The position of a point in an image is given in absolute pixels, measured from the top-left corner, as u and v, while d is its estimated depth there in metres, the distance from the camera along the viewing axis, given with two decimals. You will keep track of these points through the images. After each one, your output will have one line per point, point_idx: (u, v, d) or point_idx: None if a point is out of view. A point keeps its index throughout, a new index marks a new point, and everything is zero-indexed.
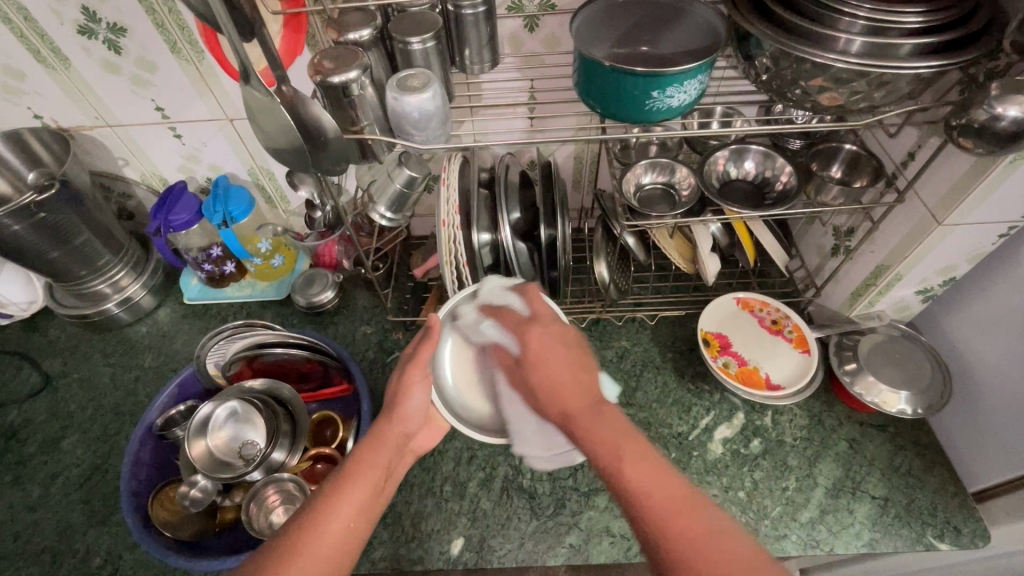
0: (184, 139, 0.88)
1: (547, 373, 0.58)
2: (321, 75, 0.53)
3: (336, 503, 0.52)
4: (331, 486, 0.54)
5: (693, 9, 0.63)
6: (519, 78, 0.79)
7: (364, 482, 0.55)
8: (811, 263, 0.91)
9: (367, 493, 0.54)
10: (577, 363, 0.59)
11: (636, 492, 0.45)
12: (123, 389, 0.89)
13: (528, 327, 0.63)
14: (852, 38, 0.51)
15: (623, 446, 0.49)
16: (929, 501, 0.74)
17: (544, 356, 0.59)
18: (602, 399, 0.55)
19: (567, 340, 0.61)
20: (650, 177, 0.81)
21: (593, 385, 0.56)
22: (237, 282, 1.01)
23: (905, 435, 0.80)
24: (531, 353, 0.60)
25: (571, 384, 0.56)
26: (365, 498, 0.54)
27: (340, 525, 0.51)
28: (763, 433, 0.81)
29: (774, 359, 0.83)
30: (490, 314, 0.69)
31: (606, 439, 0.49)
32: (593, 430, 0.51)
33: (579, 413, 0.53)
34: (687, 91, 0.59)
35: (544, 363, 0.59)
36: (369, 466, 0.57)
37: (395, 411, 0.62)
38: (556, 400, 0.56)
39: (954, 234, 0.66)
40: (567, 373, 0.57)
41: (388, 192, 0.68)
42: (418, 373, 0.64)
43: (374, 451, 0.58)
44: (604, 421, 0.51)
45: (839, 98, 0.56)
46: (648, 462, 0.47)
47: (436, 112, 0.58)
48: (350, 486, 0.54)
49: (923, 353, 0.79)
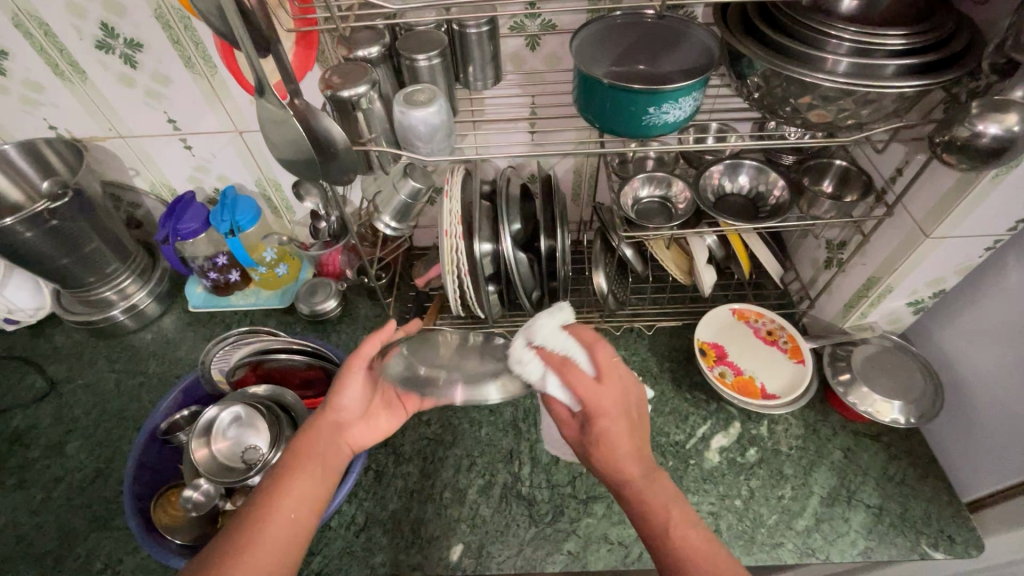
0: (194, 151, 0.90)
1: (617, 444, 0.55)
2: (331, 90, 0.55)
3: (276, 498, 0.54)
4: (271, 485, 0.55)
5: (692, 36, 0.66)
6: (521, 94, 0.82)
7: (305, 476, 0.56)
8: (805, 276, 0.93)
9: (306, 483, 0.56)
10: (637, 426, 0.57)
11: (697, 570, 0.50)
12: (128, 394, 0.91)
13: (605, 395, 0.55)
14: (839, 59, 0.54)
15: (665, 529, 0.53)
16: (923, 510, 0.75)
17: (616, 427, 0.55)
18: (653, 462, 0.57)
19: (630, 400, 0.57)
20: (648, 190, 0.83)
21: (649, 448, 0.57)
22: (241, 290, 1.03)
23: (899, 445, 0.81)
24: (602, 420, 0.55)
25: (634, 453, 0.55)
26: (305, 488, 0.55)
27: (282, 520, 0.52)
28: (759, 442, 0.82)
29: (769, 368, 0.85)
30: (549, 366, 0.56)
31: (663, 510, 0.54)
32: (653, 509, 0.54)
33: (638, 481, 0.55)
34: (683, 108, 0.61)
35: (616, 439, 0.55)
36: (310, 460, 0.58)
37: (332, 405, 0.62)
38: (614, 467, 0.55)
39: (942, 247, 0.68)
40: (633, 441, 0.55)
41: (392, 203, 0.70)
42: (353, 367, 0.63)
43: (312, 446, 0.59)
44: (653, 495, 0.54)
45: (827, 115, 0.59)
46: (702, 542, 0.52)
47: (441, 126, 0.60)
48: (290, 481, 0.55)
49: (914, 363, 0.80)
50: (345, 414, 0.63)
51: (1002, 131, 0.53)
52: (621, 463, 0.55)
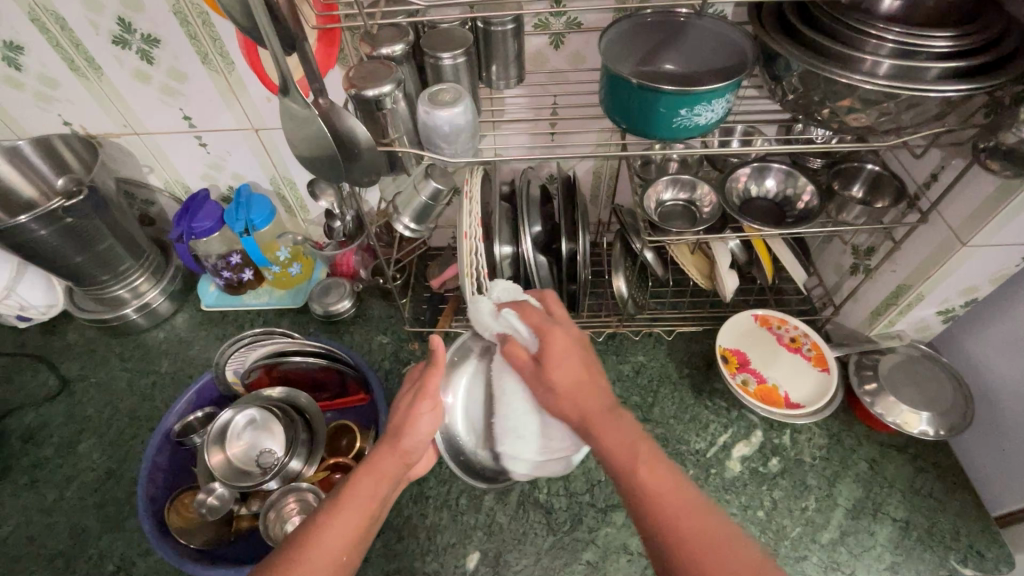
0: (209, 148, 0.89)
1: (559, 374, 0.55)
2: (356, 88, 0.54)
3: (324, 532, 0.51)
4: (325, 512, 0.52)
5: (693, 25, 0.64)
6: (542, 94, 0.80)
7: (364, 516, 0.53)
8: (829, 281, 0.91)
9: (358, 519, 0.52)
10: (590, 364, 0.57)
11: (654, 497, 0.47)
12: (140, 393, 0.90)
13: (552, 327, 0.58)
14: (879, 61, 0.52)
15: (618, 456, 0.50)
16: (951, 524, 0.73)
17: (564, 356, 0.56)
18: (618, 402, 0.55)
19: (582, 347, 0.58)
20: (672, 194, 0.82)
21: (607, 386, 0.56)
22: (254, 289, 1.02)
23: (926, 457, 0.79)
24: (551, 348, 0.57)
25: (584, 386, 0.55)
26: (354, 525, 0.52)
27: (326, 557, 0.49)
28: (782, 452, 0.80)
29: (793, 376, 0.83)
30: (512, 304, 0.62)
31: (619, 441, 0.50)
32: (611, 438, 0.51)
33: (596, 413, 0.53)
34: (715, 109, 0.59)
35: (561, 365, 0.56)
36: (365, 494, 0.54)
37: (398, 441, 0.57)
38: (566, 400, 0.54)
39: (978, 255, 0.66)
40: (584, 375, 0.56)
41: (413, 204, 0.69)
42: (426, 403, 0.58)
43: (371, 476, 0.55)
44: (612, 426, 0.52)
45: (866, 119, 0.57)
46: (663, 469, 0.49)
47: (466, 126, 0.59)
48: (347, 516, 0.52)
49: (943, 373, 0.79)
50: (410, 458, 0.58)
51: None
52: (573, 398, 0.54)
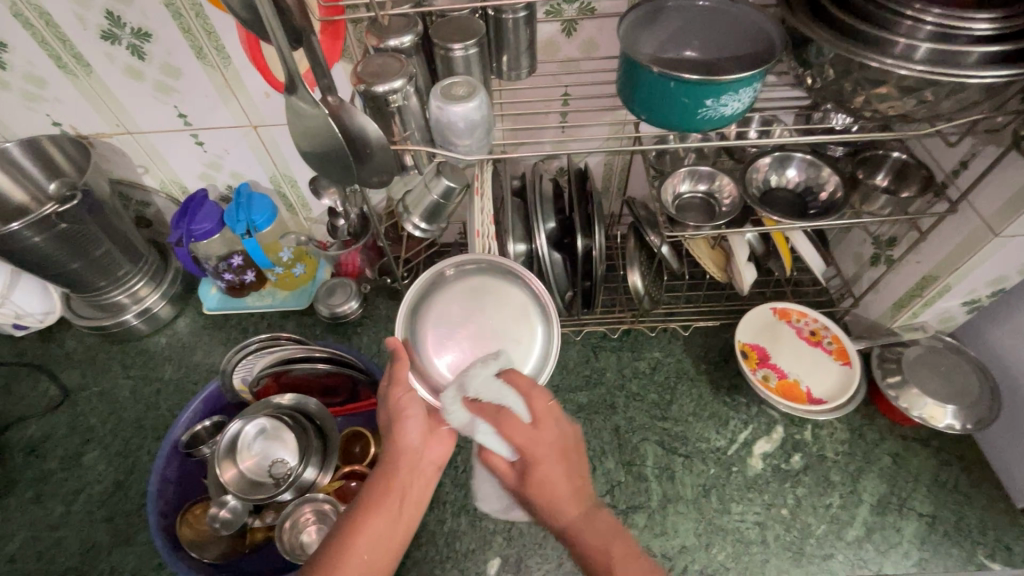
0: (206, 146, 0.85)
1: (550, 492, 0.50)
2: (365, 84, 0.51)
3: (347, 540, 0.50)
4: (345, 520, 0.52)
5: (665, 7, 0.61)
6: (553, 84, 0.77)
7: (379, 514, 0.51)
8: (848, 272, 0.89)
9: (379, 520, 0.51)
10: (571, 465, 0.52)
11: None
12: (144, 402, 0.87)
13: (535, 442, 0.51)
14: (916, 45, 0.49)
15: (595, 567, 0.47)
16: (978, 518, 0.72)
17: (546, 466, 0.51)
18: (595, 504, 0.51)
19: (568, 448, 0.53)
20: (689, 185, 0.79)
21: (590, 492, 0.51)
22: (257, 291, 0.99)
23: (950, 450, 0.78)
24: (534, 458, 0.51)
25: (566, 491, 0.50)
26: (377, 527, 0.51)
27: (353, 564, 0.48)
28: (804, 448, 0.79)
29: (814, 371, 0.81)
30: (482, 414, 0.53)
31: (598, 551, 0.47)
32: (590, 547, 0.48)
33: (573, 523, 0.49)
34: (742, 99, 0.56)
35: (547, 484, 0.50)
36: (378, 495, 0.52)
37: (395, 427, 0.56)
38: (555, 516, 0.50)
39: (1010, 246, 0.64)
40: (569, 483, 0.51)
41: (424, 202, 0.66)
42: (401, 389, 0.57)
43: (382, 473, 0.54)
44: (587, 535, 0.48)
45: (903, 106, 0.54)
46: (643, 574, 0.46)
47: (481, 121, 0.56)
48: (364, 521, 0.51)
49: (969, 366, 0.77)
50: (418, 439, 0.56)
51: None
52: (553, 507, 0.50)
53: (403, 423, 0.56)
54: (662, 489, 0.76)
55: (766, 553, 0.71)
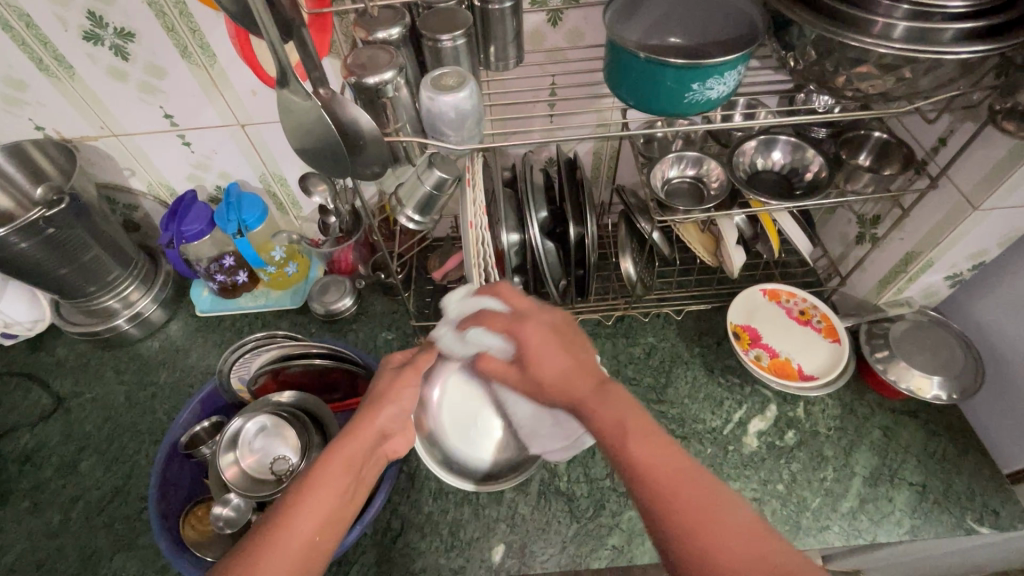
0: (193, 147, 0.85)
1: (543, 372, 0.54)
2: (356, 76, 0.51)
3: (301, 511, 0.49)
4: (294, 491, 0.51)
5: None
6: (539, 74, 0.77)
7: (336, 487, 0.52)
8: (834, 252, 0.91)
9: (337, 496, 0.52)
10: (572, 343, 0.56)
11: (653, 475, 0.45)
12: (140, 407, 0.87)
13: (522, 324, 0.56)
14: (894, 24, 0.50)
15: (607, 436, 0.49)
16: (966, 485, 0.75)
17: (534, 345, 0.55)
18: (603, 380, 0.53)
19: (558, 329, 0.57)
20: (677, 171, 0.80)
21: (591, 368, 0.54)
22: (249, 291, 0.99)
23: (937, 421, 0.80)
24: (528, 346, 0.55)
25: (572, 368, 0.53)
26: (334, 502, 0.51)
27: (303, 536, 0.48)
28: (797, 424, 0.81)
29: (805, 349, 0.83)
30: (473, 321, 0.60)
31: (609, 420, 0.49)
32: (601, 417, 0.50)
33: (581, 399, 0.52)
34: (727, 83, 0.57)
35: (542, 360, 0.54)
36: (341, 471, 0.53)
37: (376, 406, 0.59)
38: (556, 393, 0.53)
39: (989, 219, 0.66)
40: (567, 357, 0.54)
41: (417, 194, 0.66)
42: (412, 378, 0.61)
43: (349, 449, 0.55)
44: (599, 410, 0.50)
45: (883, 85, 0.56)
46: (654, 446, 0.46)
47: (472, 111, 0.56)
48: (320, 491, 0.51)
49: (954, 338, 0.79)
50: (389, 427, 0.59)
51: None
52: (558, 385, 0.53)
53: (395, 404, 0.59)
54: None
55: None
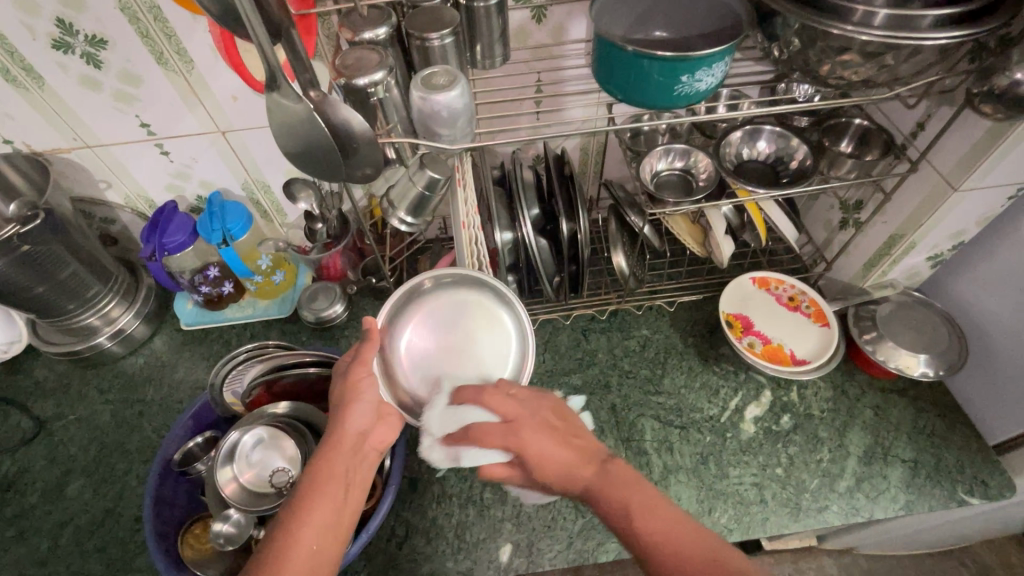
0: (172, 156, 0.82)
1: (548, 466, 0.55)
2: (346, 78, 0.50)
3: (295, 529, 0.49)
4: (288, 513, 0.51)
5: None
6: (525, 72, 0.77)
7: (324, 500, 0.52)
8: (819, 238, 0.93)
9: (326, 506, 0.51)
10: (567, 430, 0.59)
11: (667, 545, 0.48)
12: (127, 426, 0.84)
13: (517, 431, 0.58)
14: (875, 12, 0.52)
15: (614, 514, 0.51)
16: (955, 458, 0.77)
17: (530, 444, 0.57)
18: (605, 459, 0.56)
19: (551, 418, 0.60)
20: (665, 163, 0.80)
21: (591, 453, 0.57)
22: (235, 302, 0.96)
23: (925, 397, 0.83)
24: (527, 448, 0.56)
25: (572, 456, 0.56)
26: (324, 515, 0.51)
27: (303, 554, 0.48)
28: (792, 408, 0.82)
29: (795, 334, 0.84)
30: (455, 443, 0.61)
31: (617, 501, 0.52)
32: (610, 499, 0.52)
33: (587, 484, 0.54)
34: (715, 74, 0.58)
35: (544, 461, 0.56)
36: (324, 481, 0.53)
37: (343, 413, 0.57)
38: (565, 485, 0.55)
39: (968, 200, 0.68)
40: (563, 445, 0.57)
41: (409, 196, 0.65)
42: (363, 369, 0.60)
43: (327, 461, 0.54)
44: (608, 491, 0.53)
45: (865, 72, 0.57)
46: (663, 515, 0.50)
47: (464, 110, 0.55)
48: (308, 508, 0.51)
49: (937, 317, 0.81)
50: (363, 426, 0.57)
51: None
52: (563, 478, 0.55)
53: (357, 402, 0.58)
54: (662, 461, 0.78)
55: (766, 512, 0.73)
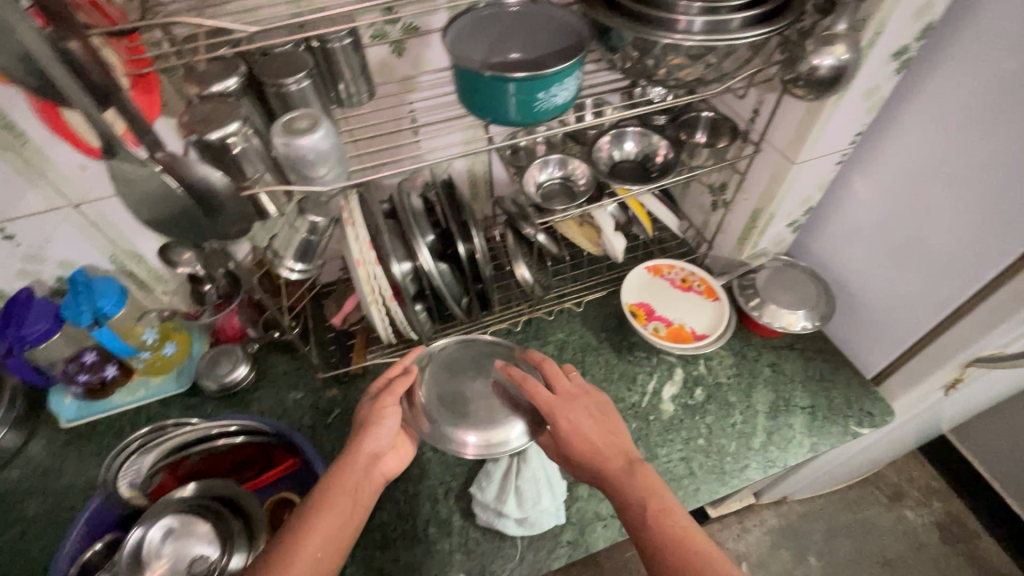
0: (19, 240, 0.74)
1: (581, 444, 0.65)
2: (197, 134, 0.48)
3: (311, 530, 0.57)
4: (304, 515, 0.59)
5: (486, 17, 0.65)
6: (397, 104, 0.78)
7: (333, 510, 0.59)
8: (697, 221, 1.02)
9: (335, 520, 0.59)
10: (615, 427, 0.68)
11: (658, 539, 0.57)
12: (8, 551, 0.73)
13: (559, 408, 0.68)
14: (693, 20, 0.58)
15: (627, 500, 0.61)
16: (843, 396, 0.87)
17: (579, 427, 0.66)
18: (634, 459, 0.64)
19: (596, 412, 0.69)
20: (547, 174, 0.84)
21: (625, 448, 0.66)
22: (124, 386, 0.88)
23: (810, 348, 0.92)
24: (569, 427, 0.66)
25: (606, 448, 0.65)
26: (332, 526, 0.58)
27: (308, 558, 0.55)
28: (702, 381, 0.88)
29: (693, 312, 0.91)
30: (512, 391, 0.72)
31: (637, 494, 0.60)
32: (623, 489, 0.61)
33: (612, 474, 0.63)
34: (568, 89, 0.63)
35: (582, 443, 0.65)
36: (337, 492, 0.61)
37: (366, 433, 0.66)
38: (590, 469, 0.64)
39: (805, 169, 0.78)
40: (602, 433, 0.66)
41: (293, 244, 0.64)
42: (390, 399, 0.70)
43: (343, 474, 0.62)
44: (629, 482, 0.62)
45: (696, 72, 0.63)
46: (670, 515, 0.58)
47: (332, 150, 0.55)
48: (319, 519, 0.58)
49: (806, 275, 0.92)
50: (377, 447, 0.67)
51: (835, 62, 0.60)
52: (591, 458, 0.64)
53: (379, 424, 0.67)
54: None
55: (697, 482, 0.78)
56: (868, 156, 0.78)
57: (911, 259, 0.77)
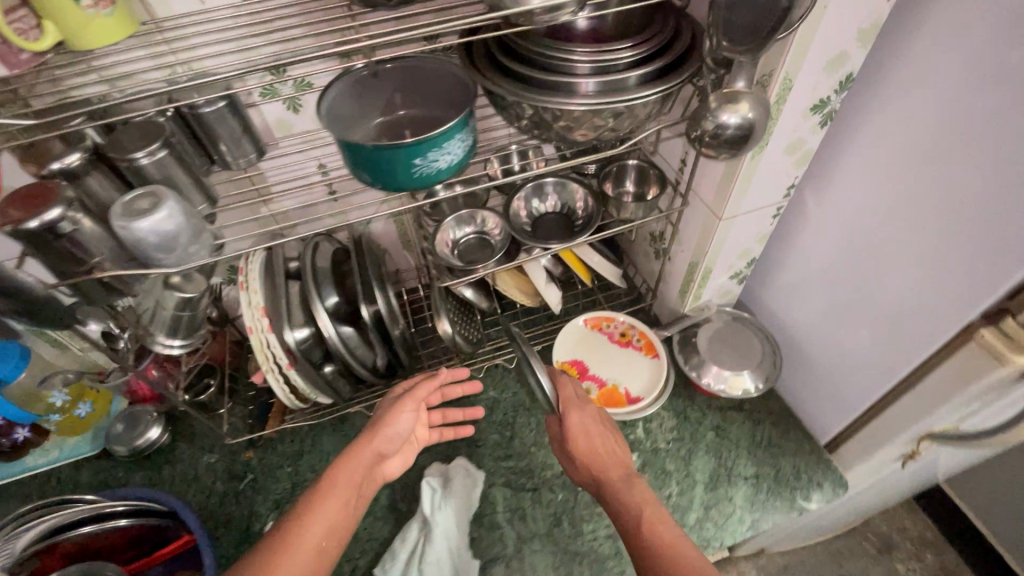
0: None
1: (584, 444, 0.66)
2: (12, 223, 0.45)
3: (309, 522, 0.57)
4: (304, 505, 0.59)
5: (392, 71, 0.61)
6: (304, 159, 0.75)
7: (332, 503, 0.60)
8: (643, 268, 0.96)
9: (336, 511, 0.60)
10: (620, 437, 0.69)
11: (651, 540, 0.56)
12: None
13: (572, 407, 0.69)
14: (586, 81, 0.53)
15: (621, 497, 0.61)
16: (792, 465, 0.79)
17: (586, 426, 0.67)
18: (632, 471, 0.65)
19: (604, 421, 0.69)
20: (461, 231, 0.79)
21: (627, 460, 0.66)
22: (37, 447, 0.85)
23: (759, 409, 0.85)
24: (576, 425, 0.67)
25: (606, 455, 0.66)
26: (332, 517, 0.59)
27: (309, 547, 0.56)
28: (639, 446, 0.82)
29: (629, 372, 0.85)
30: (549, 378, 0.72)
31: (633, 498, 0.61)
32: (620, 494, 0.62)
33: (613, 481, 0.63)
34: (451, 152, 0.57)
35: (588, 443, 0.66)
36: (340, 488, 0.61)
37: (377, 430, 0.66)
38: (588, 471, 0.65)
39: (736, 225, 0.72)
40: (608, 440, 0.67)
41: (164, 319, 0.60)
42: (409, 403, 0.68)
43: (352, 465, 0.63)
44: (625, 490, 0.62)
45: (591, 133, 0.58)
46: (663, 525, 0.58)
47: (181, 230, 0.51)
48: (317, 511, 0.59)
49: (753, 331, 0.85)
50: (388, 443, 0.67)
51: (739, 121, 0.53)
52: (591, 460, 0.65)
53: (396, 417, 0.68)
54: (515, 532, 0.75)
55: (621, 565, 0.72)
56: (814, 199, 0.71)
57: (859, 316, 0.70)
